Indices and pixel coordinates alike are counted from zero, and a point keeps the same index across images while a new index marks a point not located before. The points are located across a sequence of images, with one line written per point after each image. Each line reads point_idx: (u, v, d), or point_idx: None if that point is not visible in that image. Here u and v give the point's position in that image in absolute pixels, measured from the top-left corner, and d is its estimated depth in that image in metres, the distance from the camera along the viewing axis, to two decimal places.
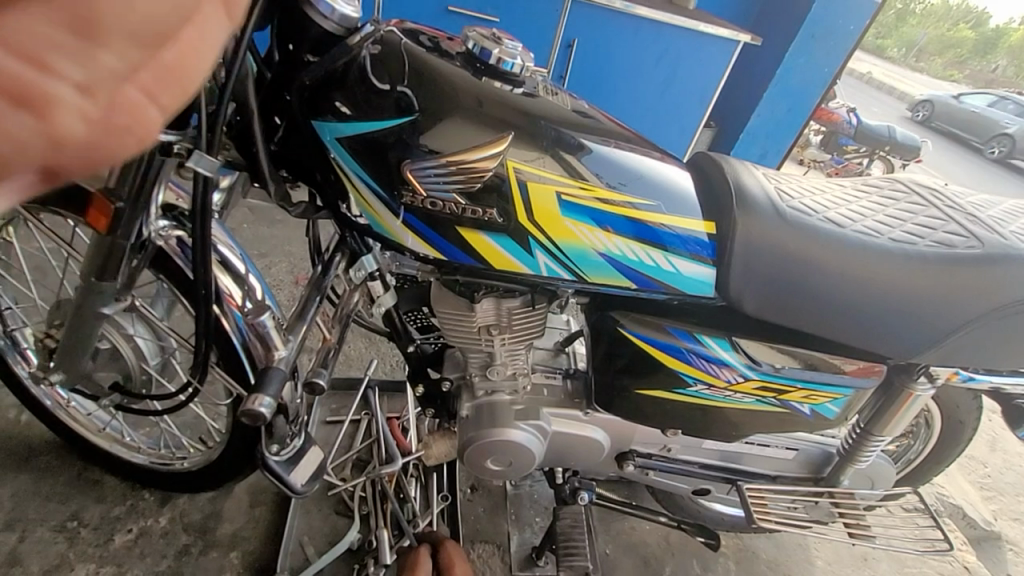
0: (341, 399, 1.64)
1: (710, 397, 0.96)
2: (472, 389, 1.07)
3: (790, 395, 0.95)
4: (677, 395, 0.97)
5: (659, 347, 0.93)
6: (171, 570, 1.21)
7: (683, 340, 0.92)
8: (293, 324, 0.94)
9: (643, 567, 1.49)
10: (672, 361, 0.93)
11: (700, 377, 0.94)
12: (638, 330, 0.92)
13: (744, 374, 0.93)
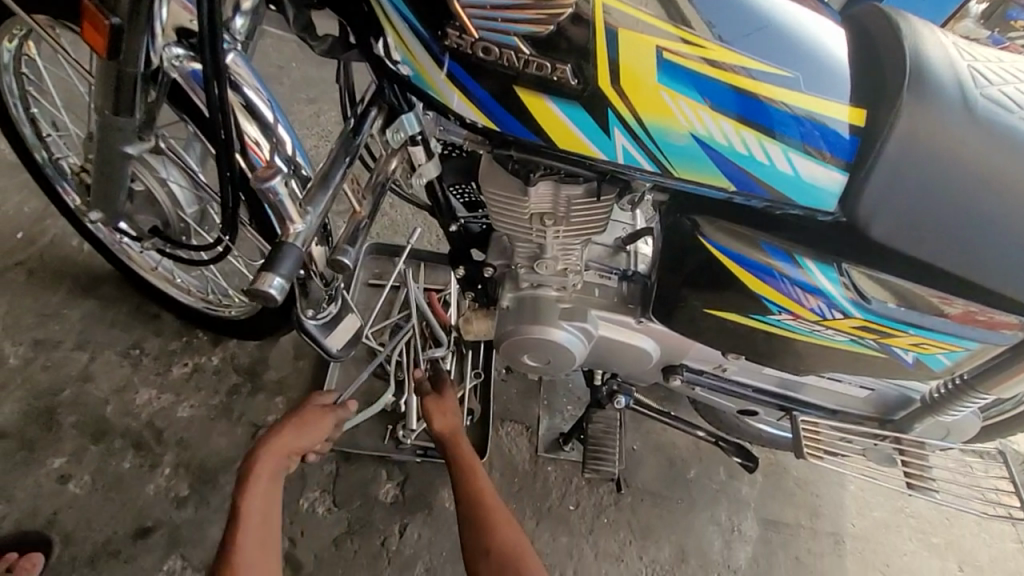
0: (384, 265, 1.60)
1: (794, 329, 0.82)
2: (517, 280, 0.98)
3: (895, 340, 0.80)
4: (755, 322, 0.83)
5: (744, 268, 0.77)
6: (224, 404, 1.29)
7: (777, 262, 0.76)
8: (309, 195, 0.75)
9: (668, 466, 1.49)
10: (759, 286, 0.78)
11: (790, 307, 0.79)
12: (719, 243, 0.77)
13: (845, 312, 0.77)
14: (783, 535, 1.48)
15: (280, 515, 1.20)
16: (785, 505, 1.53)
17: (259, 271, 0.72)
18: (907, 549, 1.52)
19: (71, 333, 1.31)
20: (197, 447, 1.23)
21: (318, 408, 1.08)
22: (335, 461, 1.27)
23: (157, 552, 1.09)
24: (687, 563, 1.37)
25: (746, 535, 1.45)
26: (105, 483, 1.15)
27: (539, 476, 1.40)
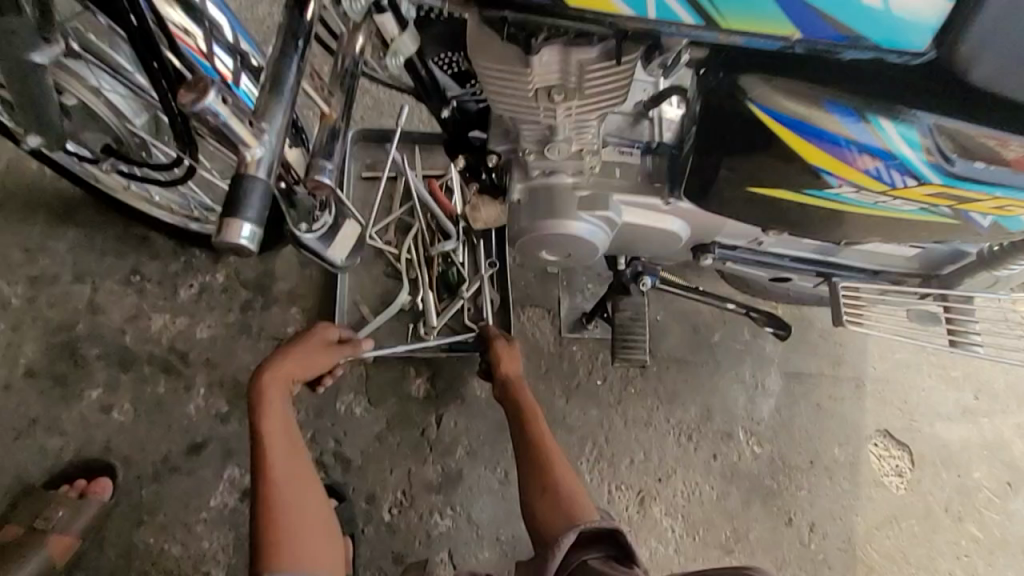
0: (375, 153, 1.45)
1: (850, 202, 0.72)
2: (526, 168, 0.86)
3: (974, 205, 0.68)
4: (807, 199, 0.73)
5: (804, 136, 0.64)
6: (241, 321, 1.27)
7: (849, 130, 0.63)
8: (259, 106, 0.55)
9: (692, 333, 1.49)
10: (819, 156, 0.66)
11: (851, 178, 0.68)
12: (771, 107, 0.63)
13: (921, 179, 0.65)
14: (806, 385, 1.52)
15: (320, 419, 1.25)
16: (809, 357, 1.55)
17: (219, 220, 0.50)
18: (925, 384, 1.57)
19: (65, 267, 1.25)
20: (225, 365, 1.24)
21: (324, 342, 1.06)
22: (363, 364, 1.29)
23: (214, 463, 1.16)
24: (712, 419, 1.44)
25: (770, 389, 1.50)
26: (147, 407, 1.18)
27: (565, 357, 1.41)
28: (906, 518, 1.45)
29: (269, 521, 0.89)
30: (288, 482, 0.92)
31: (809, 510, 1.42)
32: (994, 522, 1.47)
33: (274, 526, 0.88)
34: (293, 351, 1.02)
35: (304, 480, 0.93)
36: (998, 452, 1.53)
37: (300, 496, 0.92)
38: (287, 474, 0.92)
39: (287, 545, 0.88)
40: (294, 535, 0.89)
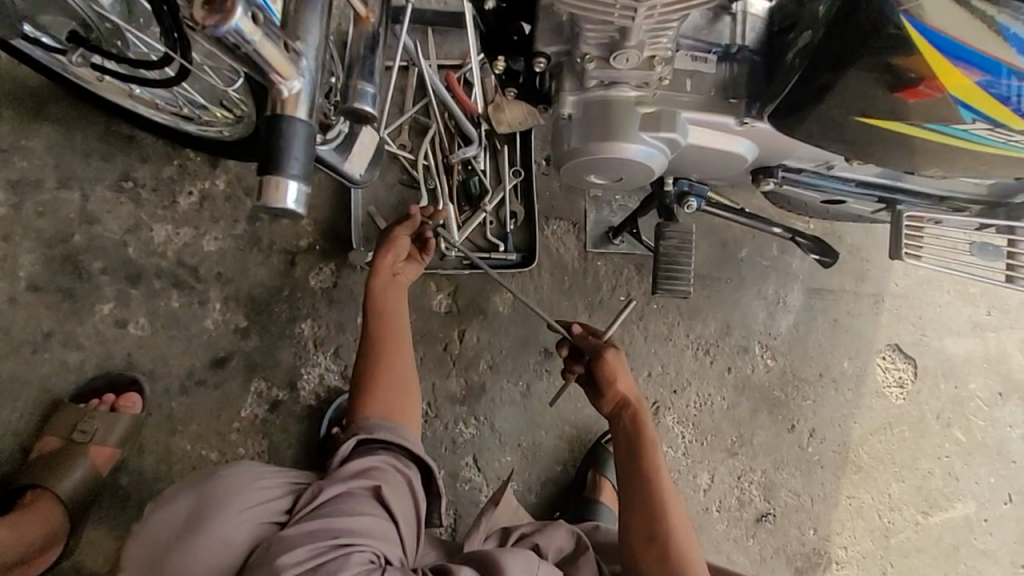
0: (383, 38, 1.26)
1: (980, 140, 0.67)
2: (582, 78, 0.74)
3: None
4: (917, 130, 0.68)
5: (957, 64, 0.58)
6: (250, 233, 1.19)
7: (1016, 57, 0.57)
8: (292, 19, 0.47)
9: (719, 248, 1.47)
10: (964, 87, 0.60)
11: (992, 113, 0.63)
12: (926, 25, 0.56)
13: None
14: (826, 301, 1.52)
15: (343, 334, 1.20)
16: (833, 274, 1.52)
17: (264, 176, 0.45)
18: (942, 301, 1.57)
19: (47, 171, 1.13)
20: (239, 279, 1.18)
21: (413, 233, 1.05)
22: None
23: (240, 377, 1.16)
24: (731, 334, 1.45)
25: (790, 305, 1.49)
26: (163, 323, 1.14)
27: (590, 272, 1.36)
28: (901, 424, 1.53)
29: (371, 379, 0.95)
30: (380, 355, 0.97)
31: (811, 417, 1.48)
32: (981, 427, 1.56)
33: (368, 383, 0.95)
34: (400, 236, 1.03)
35: (400, 355, 0.98)
36: (1000, 365, 1.58)
37: (394, 369, 0.97)
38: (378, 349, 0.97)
39: (376, 396, 0.94)
40: (392, 412, 0.94)
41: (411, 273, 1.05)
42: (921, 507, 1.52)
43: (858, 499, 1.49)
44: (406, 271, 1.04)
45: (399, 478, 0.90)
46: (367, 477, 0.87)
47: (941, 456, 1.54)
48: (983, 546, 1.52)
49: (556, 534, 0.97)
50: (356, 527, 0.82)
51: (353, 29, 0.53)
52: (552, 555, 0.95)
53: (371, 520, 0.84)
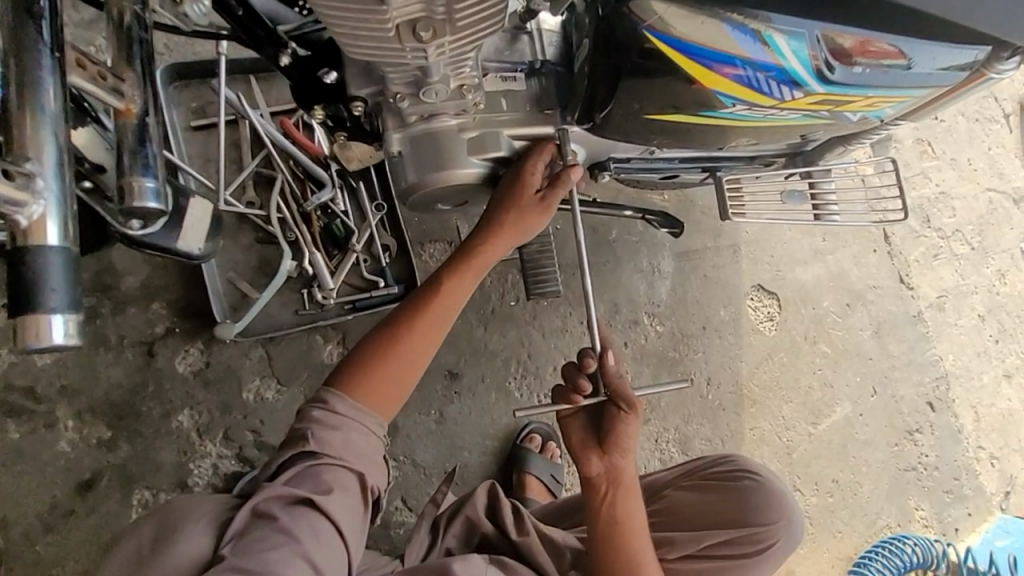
0: (201, 94, 1.18)
1: (747, 118, 0.76)
2: (401, 115, 0.75)
3: (849, 107, 0.75)
4: (705, 118, 0.76)
5: (700, 61, 0.66)
6: (91, 334, 1.07)
7: (743, 50, 0.65)
8: (22, 136, 0.49)
9: (590, 234, 1.57)
10: (714, 78, 0.68)
11: (745, 97, 0.72)
12: (667, 33, 0.64)
13: (806, 91, 0.70)
14: (694, 261, 1.66)
15: (229, 415, 1.12)
16: (693, 235, 1.67)
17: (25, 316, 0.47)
18: (787, 237, 1.79)
19: None
20: (89, 388, 1.05)
21: (535, 202, 0.81)
22: (260, 346, 1.17)
23: (115, 494, 1.03)
24: (619, 312, 1.56)
25: (665, 272, 1.62)
26: (5, 460, 1.00)
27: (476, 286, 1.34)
28: (778, 352, 1.72)
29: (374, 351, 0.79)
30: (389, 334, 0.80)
31: (705, 367, 1.62)
32: (839, 337, 1.79)
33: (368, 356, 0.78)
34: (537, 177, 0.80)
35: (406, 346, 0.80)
36: (842, 281, 1.82)
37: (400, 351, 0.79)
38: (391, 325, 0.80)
39: (372, 375, 0.78)
40: (378, 379, 0.78)
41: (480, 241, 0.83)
42: (810, 419, 1.72)
43: (759, 428, 1.66)
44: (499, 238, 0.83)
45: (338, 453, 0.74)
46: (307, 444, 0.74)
47: (816, 370, 1.75)
48: (864, 437, 1.76)
49: (478, 498, 0.94)
50: (293, 529, 0.70)
51: (116, 121, 0.59)
52: (479, 514, 0.94)
53: (314, 515, 0.71)
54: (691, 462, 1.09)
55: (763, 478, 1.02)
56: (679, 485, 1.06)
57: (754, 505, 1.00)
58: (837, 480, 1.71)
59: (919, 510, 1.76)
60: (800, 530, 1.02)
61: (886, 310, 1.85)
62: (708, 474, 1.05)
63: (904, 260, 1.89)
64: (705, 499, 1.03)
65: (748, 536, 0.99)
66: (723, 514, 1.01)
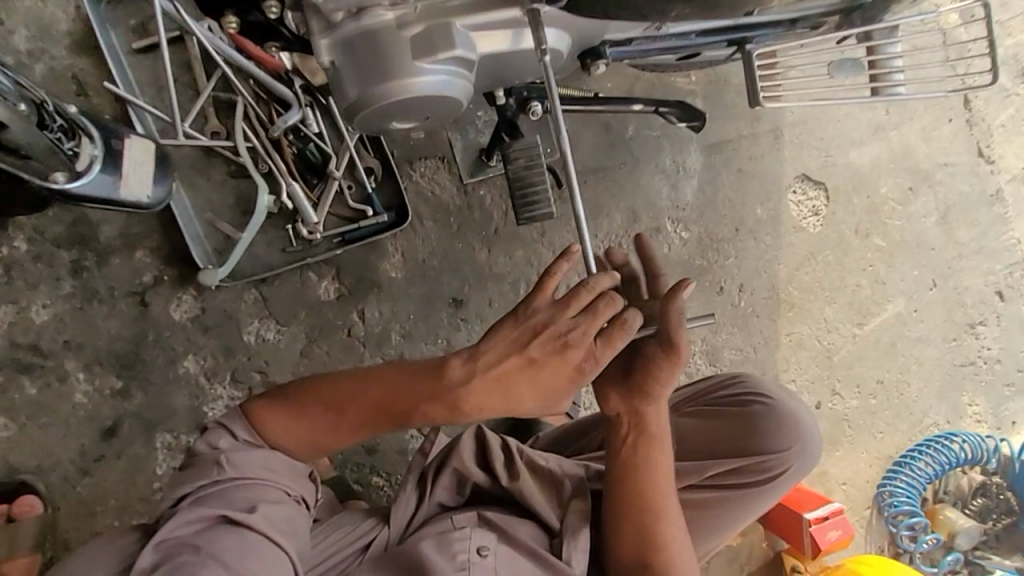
0: (137, 10, 1.03)
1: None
2: (323, 13, 0.60)
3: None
4: None
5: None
6: (81, 288, 1.05)
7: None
8: None
9: (603, 133, 1.38)
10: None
11: None
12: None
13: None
14: (726, 153, 1.45)
15: (233, 358, 1.11)
16: (726, 122, 1.44)
17: None
18: (840, 115, 1.52)
19: None
20: (92, 342, 1.06)
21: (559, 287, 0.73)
22: (253, 287, 1.12)
23: (139, 438, 1.08)
24: (639, 220, 1.41)
25: (691, 169, 1.43)
26: (29, 414, 1.04)
27: (475, 205, 1.21)
28: (823, 250, 1.54)
29: (326, 409, 0.76)
30: (351, 399, 0.75)
31: (737, 273, 1.48)
32: (897, 228, 1.58)
33: (321, 403, 0.76)
34: (566, 335, 0.71)
35: (354, 425, 0.76)
36: (906, 161, 1.57)
37: (349, 417, 0.75)
38: (356, 386, 0.75)
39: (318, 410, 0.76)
40: (311, 415, 0.76)
41: (458, 376, 0.72)
42: (856, 320, 1.58)
43: (796, 333, 1.54)
44: (477, 387, 0.71)
45: (246, 474, 0.73)
46: (211, 469, 0.73)
47: (866, 267, 1.58)
48: (917, 334, 1.61)
49: (465, 448, 0.92)
50: (214, 547, 0.69)
51: None
52: (465, 467, 0.91)
53: (238, 530, 0.71)
54: (696, 388, 1.07)
55: (774, 403, 0.99)
56: (680, 412, 1.05)
57: (763, 431, 0.98)
58: (882, 381, 1.60)
59: (973, 406, 1.65)
60: (812, 450, 1.00)
61: (958, 191, 1.60)
62: (713, 399, 1.04)
63: (986, 129, 1.59)
64: (712, 425, 1.01)
65: (756, 464, 0.97)
66: (731, 437, 1.00)
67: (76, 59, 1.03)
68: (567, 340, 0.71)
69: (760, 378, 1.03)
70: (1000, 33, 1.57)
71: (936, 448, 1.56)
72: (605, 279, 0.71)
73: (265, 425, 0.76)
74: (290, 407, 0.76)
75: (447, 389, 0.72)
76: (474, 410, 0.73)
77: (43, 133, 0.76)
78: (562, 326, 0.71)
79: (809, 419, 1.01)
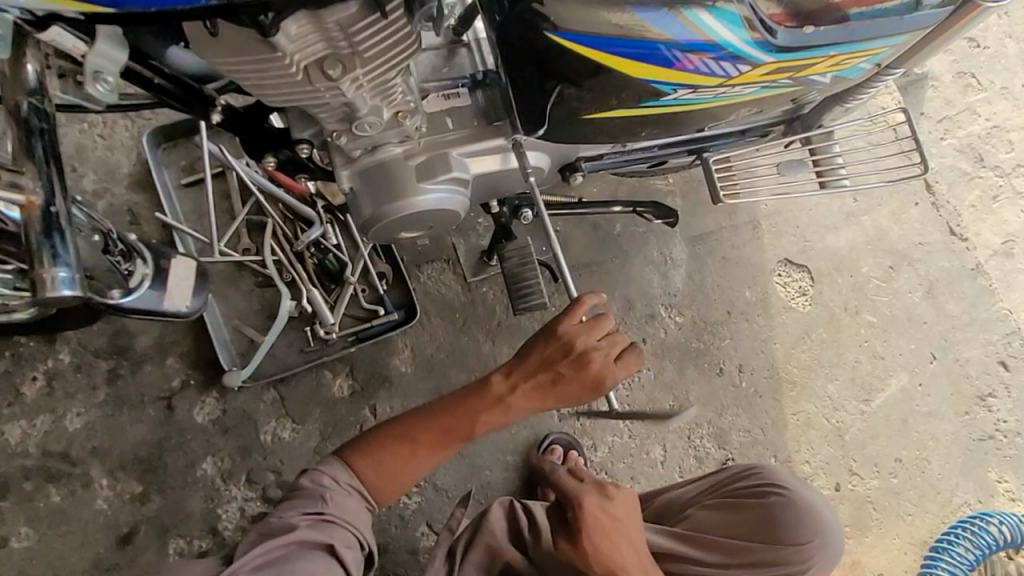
0: (187, 152, 1.22)
1: (696, 101, 0.71)
2: (345, 151, 0.73)
3: (813, 69, 0.70)
4: (649, 109, 0.71)
5: (624, 54, 0.63)
6: (114, 395, 1.12)
7: (664, 33, 0.62)
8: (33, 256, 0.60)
9: (594, 232, 1.51)
10: (643, 69, 0.65)
11: (685, 81, 0.67)
12: (573, 31, 0.61)
13: (753, 62, 0.66)
14: (710, 243, 1.57)
15: (250, 458, 1.15)
16: (706, 217, 1.58)
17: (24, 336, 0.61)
18: (811, 204, 1.66)
19: None
20: (118, 447, 1.11)
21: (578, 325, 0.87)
22: (272, 388, 1.19)
23: (153, 545, 1.09)
24: (635, 307, 1.50)
25: (678, 259, 1.54)
26: (49, 523, 1.07)
27: (479, 301, 1.31)
28: (816, 328, 1.60)
29: (400, 444, 0.85)
30: (421, 431, 0.86)
31: (735, 354, 1.53)
32: (885, 304, 1.65)
33: (396, 441, 0.85)
34: (593, 353, 0.85)
35: (428, 450, 0.86)
36: (882, 243, 1.67)
37: (422, 448, 0.85)
38: (422, 421, 0.86)
39: (391, 446, 0.85)
40: (388, 457, 0.84)
41: (501, 386, 0.87)
42: (862, 396, 1.59)
43: (802, 412, 1.55)
44: (521, 393, 0.87)
45: (348, 515, 0.80)
46: (316, 501, 0.80)
47: (862, 343, 1.62)
48: (927, 408, 1.61)
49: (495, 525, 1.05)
50: (303, 569, 0.75)
51: (23, 216, 0.62)
52: (494, 540, 1.04)
53: (330, 560, 0.77)
54: (714, 479, 1.12)
55: (793, 495, 1.04)
56: (703, 504, 1.09)
57: (786, 523, 1.02)
58: (900, 459, 1.57)
59: (1003, 482, 1.59)
60: (837, 541, 1.04)
61: (938, 267, 1.69)
62: (733, 489, 1.08)
63: (953, 210, 1.72)
64: (735, 517, 1.05)
65: (780, 557, 1.01)
66: (754, 531, 1.04)
67: (133, 195, 1.20)
68: (590, 354, 0.85)
69: (777, 470, 1.08)
70: (951, 126, 1.75)
71: (972, 531, 1.46)
72: (606, 322, 0.87)
73: (359, 470, 0.84)
74: (372, 456, 0.84)
75: (495, 398, 0.87)
76: (519, 408, 0.88)
77: (104, 257, 0.90)
78: (587, 342, 0.86)
79: (828, 511, 1.06)
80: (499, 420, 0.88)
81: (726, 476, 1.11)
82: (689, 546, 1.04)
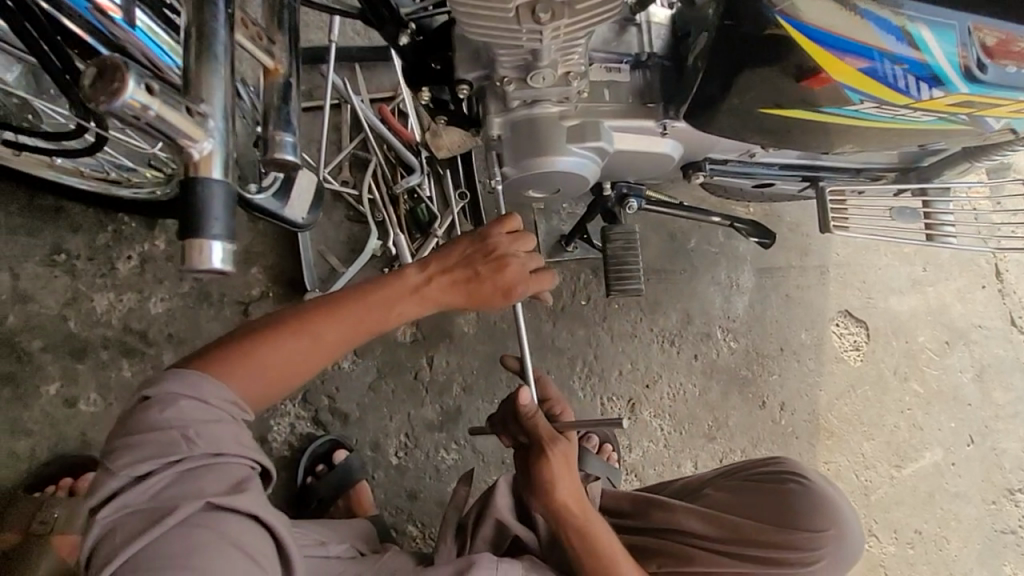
0: (311, 78, 1.26)
1: (874, 118, 0.73)
2: (504, 99, 0.76)
3: (993, 111, 0.71)
4: (827, 116, 0.73)
5: (837, 53, 0.64)
6: (197, 289, 1.17)
7: (885, 43, 0.63)
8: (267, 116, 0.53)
9: (668, 242, 1.53)
10: (846, 72, 0.66)
11: (878, 94, 0.68)
12: (802, 21, 0.62)
13: (948, 91, 0.67)
14: (776, 278, 1.58)
15: None
16: (778, 252, 1.59)
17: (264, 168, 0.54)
18: (881, 264, 1.66)
19: None
20: (193, 339, 1.15)
21: (496, 234, 0.81)
22: None
23: None
24: (692, 323, 1.51)
25: (744, 286, 1.55)
26: (116, 395, 1.11)
27: None
28: (862, 385, 1.60)
29: (252, 345, 0.71)
30: (279, 328, 0.73)
31: (780, 391, 1.53)
32: (935, 376, 1.64)
33: (264, 342, 0.72)
34: (511, 258, 0.81)
35: (325, 348, 0.74)
36: (943, 316, 1.67)
37: (304, 343, 0.73)
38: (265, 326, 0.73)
39: (264, 345, 0.71)
40: (256, 359, 0.71)
41: (417, 279, 0.79)
42: (894, 461, 1.58)
43: (834, 462, 1.55)
44: (438, 287, 0.79)
45: (224, 446, 0.65)
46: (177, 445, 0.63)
47: (904, 410, 1.61)
48: (955, 488, 1.59)
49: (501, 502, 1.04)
50: (200, 535, 0.61)
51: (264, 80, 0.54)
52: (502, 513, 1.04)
53: (237, 519, 0.64)
54: (735, 467, 1.12)
55: (810, 482, 1.02)
56: (719, 485, 1.09)
57: (800, 508, 1.00)
58: (920, 531, 1.56)
59: None
60: (854, 539, 1.01)
61: (993, 353, 1.68)
62: (752, 475, 1.08)
63: (1020, 301, 1.71)
64: (749, 499, 1.05)
65: (798, 541, 0.98)
66: (767, 513, 1.02)
67: None
68: (510, 258, 0.80)
69: (798, 462, 1.07)
70: None
71: None
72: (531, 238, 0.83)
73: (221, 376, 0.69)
74: (227, 362, 0.70)
75: (411, 288, 0.78)
76: (433, 303, 0.80)
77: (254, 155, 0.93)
78: (509, 249, 0.81)
79: (846, 503, 1.03)
80: (413, 313, 0.79)
81: (745, 465, 1.12)
82: (699, 523, 1.04)
